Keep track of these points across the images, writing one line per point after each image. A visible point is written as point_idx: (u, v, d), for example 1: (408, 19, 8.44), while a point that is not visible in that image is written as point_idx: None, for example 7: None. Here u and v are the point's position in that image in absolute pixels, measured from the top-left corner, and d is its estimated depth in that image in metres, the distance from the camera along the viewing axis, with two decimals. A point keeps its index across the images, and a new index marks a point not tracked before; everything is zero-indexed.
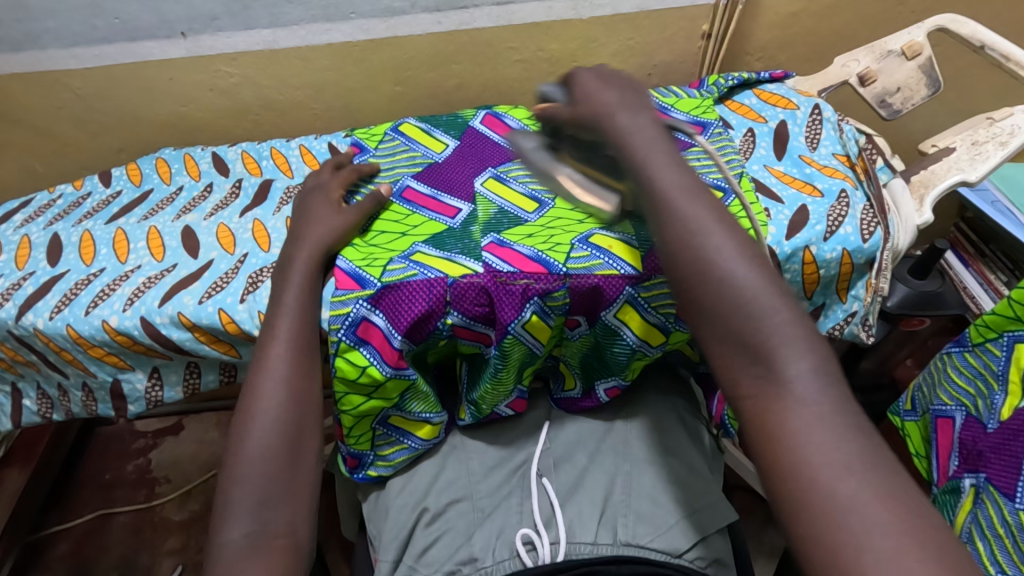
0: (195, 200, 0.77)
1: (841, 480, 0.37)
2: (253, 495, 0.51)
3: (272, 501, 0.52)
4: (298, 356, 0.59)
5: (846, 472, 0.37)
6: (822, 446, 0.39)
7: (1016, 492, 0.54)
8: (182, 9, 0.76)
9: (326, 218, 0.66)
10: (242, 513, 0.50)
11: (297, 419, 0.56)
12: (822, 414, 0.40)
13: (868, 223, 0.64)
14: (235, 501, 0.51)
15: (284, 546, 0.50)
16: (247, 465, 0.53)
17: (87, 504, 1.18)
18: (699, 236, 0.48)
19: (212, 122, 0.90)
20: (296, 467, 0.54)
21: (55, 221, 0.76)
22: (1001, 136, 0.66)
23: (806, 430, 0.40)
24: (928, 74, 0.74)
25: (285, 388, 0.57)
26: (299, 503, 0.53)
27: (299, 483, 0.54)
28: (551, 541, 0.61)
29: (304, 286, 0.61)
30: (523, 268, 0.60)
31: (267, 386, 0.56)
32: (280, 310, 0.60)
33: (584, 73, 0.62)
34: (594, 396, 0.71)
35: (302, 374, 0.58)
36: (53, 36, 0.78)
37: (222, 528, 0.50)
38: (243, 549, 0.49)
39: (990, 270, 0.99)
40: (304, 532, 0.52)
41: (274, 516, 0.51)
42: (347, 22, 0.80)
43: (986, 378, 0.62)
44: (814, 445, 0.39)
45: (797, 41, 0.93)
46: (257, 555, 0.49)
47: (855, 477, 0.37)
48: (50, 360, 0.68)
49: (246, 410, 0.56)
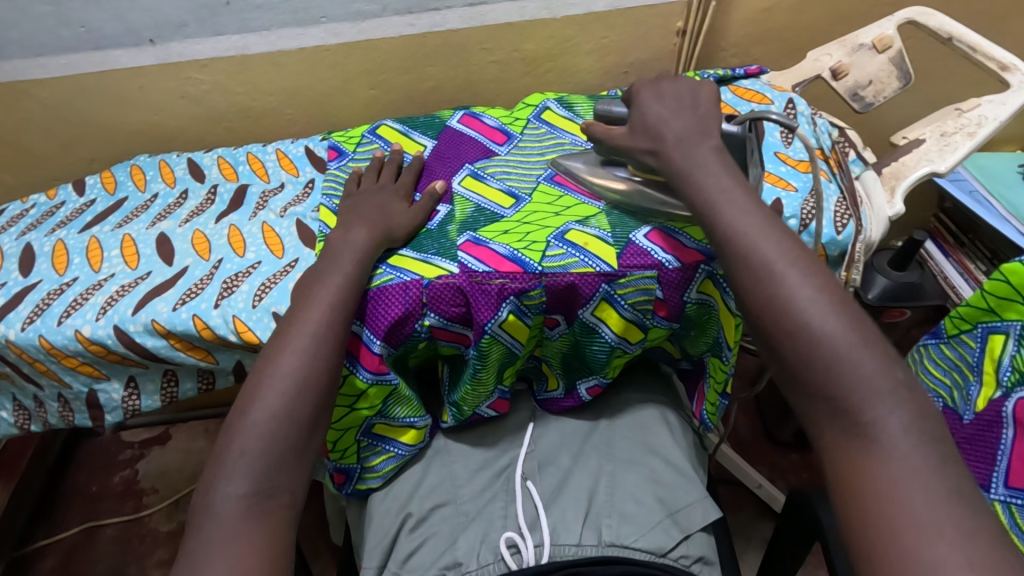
0: (170, 207, 0.76)
1: (929, 544, 0.36)
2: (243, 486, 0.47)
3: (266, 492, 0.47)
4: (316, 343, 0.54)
5: (936, 535, 0.36)
6: (905, 507, 0.38)
7: (990, 482, 0.56)
8: (149, 16, 0.76)
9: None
10: (229, 498, 0.46)
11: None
12: (912, 470, 0.39)
13: (841, 216, 0.64)
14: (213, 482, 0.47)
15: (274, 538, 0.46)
16: (240, 452, 0.48)
17: (74, 517, 1.17)
18: (801, 253, 0.50)
19: (187, 129, 0.89)
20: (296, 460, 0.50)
21: (28, 231, 0.74)
22: (969, 128, 0.66)
23: (894, 489, 0.39)
24: (899, 67, 0.75)
25: (293, 377, 0.52)
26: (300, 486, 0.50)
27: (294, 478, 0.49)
28: (535, 544, 0.60)
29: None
30: (498, 268, 0.60)
31: (275, 365, 0.53)
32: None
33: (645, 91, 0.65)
34: (575, 396, 0.71)
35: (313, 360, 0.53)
36: (17, 46, 0.77)
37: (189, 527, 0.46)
38: (232, 530, 0.45)
39: (971, 260, 0.99)
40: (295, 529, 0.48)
41: (278, 497, 0.48)
42: (318, 26, 0.80)
43: (961, 369, 0.62)
44: (895, 504, 0.38)
45: (771, 37, 0.93)
46: (235, 540, 0.44)
47: (946, 541, 0.36)
48: (24, 372, 0.67)
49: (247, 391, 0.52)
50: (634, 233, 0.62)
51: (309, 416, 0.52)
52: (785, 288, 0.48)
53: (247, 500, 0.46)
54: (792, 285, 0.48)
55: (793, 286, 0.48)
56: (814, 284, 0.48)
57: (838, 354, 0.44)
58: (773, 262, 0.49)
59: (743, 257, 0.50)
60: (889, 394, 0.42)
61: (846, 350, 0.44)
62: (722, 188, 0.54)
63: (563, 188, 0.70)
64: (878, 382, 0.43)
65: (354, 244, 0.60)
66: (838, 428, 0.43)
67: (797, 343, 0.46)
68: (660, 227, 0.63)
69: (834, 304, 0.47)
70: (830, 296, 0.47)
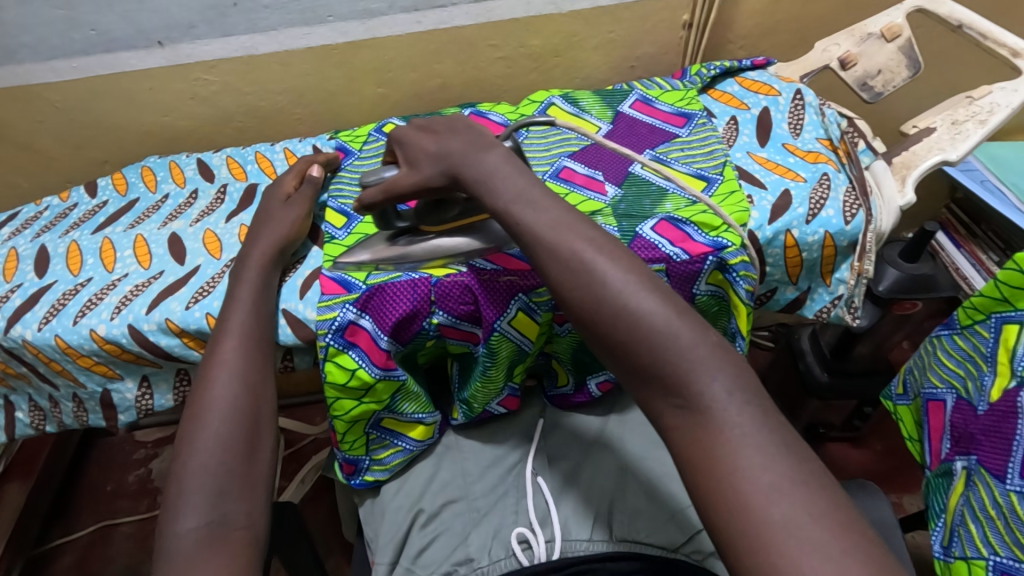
0: (182, 207, 0.76)
1: (772, 504, 0.35)
2: (212, 483, 0.48)
3: (232, 492, 0.49)
4: (250, 350, 0.57)
5: (776, 495, 0.35)
6: (749, 470, 0.37)
7: (1007, 474, 0.53)
8: (158, 18, 0.76)
9: (288, 218, 0.66)
10: (199, 506, 0.47)
11: (254, 408, 0.54)
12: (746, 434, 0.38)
13: (850, 206, 0.64)
14: (189, 490, 0.48)
15: (243, 538, 0.47)
16: (205, 455, 0.50)
17: (88, 516, 1.18)
18: None
19: (195, 131, 0.90)
20: (253, 459, 0.52)
21: (42, 233, 0.75)
22: (980, 115, 0.66)
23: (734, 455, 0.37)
24: (908, 55, 0.74)
25: (239, 379, 0.55)
26: (256, 492, 0.50)
27: (257, 476, 0.51)
28: (546, 539, 0.61)
29: (257, 282, 0.61)
30: (505, 266, 0.60)
31: (217, 379, 0.55)
32: (232, 304, 0.60)
33: (408, 135, 0.63)
34: (585, 391, 0.71)
35: (255, 368, 0.56)
36: (30, 50, 0.77)
37: (178, 519, 0.46)
38: (201, 540, 0.45)
39: (982, 251, 0.98)
40: (264, 525, 0.49)
41: (233, 507, 0.48)
42: (324, 25, 0.80)
43: (975, 360, 0.61)
44: (741, 471, 0.37)
45: (780, 28, 0.92)
46: (217, 550, 0.45)
47: (784, 500, 0.35)
48: (40, 371, 0.67)
49: (195, 401, 0.54)
50: (640, 226, 0.61)
51: (251, 418, 0.53)
52: (598, 269, 0.46)
53: (208, 516, 0.47)
54: (605, 268, 0.46)
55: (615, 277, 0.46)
56: (622, 266, 0.46)
57: (659, 330, 0.43)
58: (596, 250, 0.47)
59: (550, 245, 0.48)
60: (711, 358, 0.42)
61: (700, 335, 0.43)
62: (525, 183, 0.53)
63: (569, 183, 0.67)
64: (695, 351, 0.42)
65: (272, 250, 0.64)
66: (674, 403, 0.41)
67: (624, 324, 0.44)
68: (667, 218, 0.61)
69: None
70: (662, 284, 0.46)
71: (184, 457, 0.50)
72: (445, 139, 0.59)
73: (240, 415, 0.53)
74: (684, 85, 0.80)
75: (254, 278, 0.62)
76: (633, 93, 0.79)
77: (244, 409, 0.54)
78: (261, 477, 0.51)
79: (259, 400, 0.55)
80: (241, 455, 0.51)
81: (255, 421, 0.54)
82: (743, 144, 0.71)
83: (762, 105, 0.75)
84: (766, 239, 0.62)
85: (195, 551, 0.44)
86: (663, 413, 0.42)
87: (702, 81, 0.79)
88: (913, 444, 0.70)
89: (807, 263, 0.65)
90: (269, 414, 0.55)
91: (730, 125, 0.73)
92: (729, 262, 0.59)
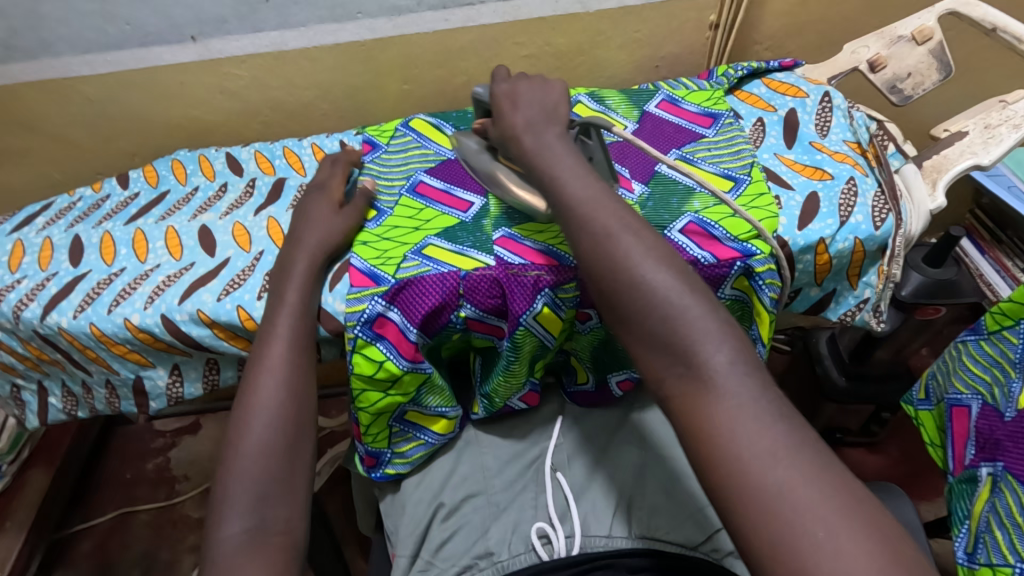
0: (210, 200, 0.77)
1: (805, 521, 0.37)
2: (253, 491, 0.50)
3: (272, 498, 0.50)
4: (298, 356, 0.58)
5: None
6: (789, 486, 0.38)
7: None
8: (192, 13, 0.78)
9: (321, 216, 0.67)
10: (242, 510, 0.49)
11: (297, 415, 0.55)
12: None
13: (880, 210, 0.64)
14: (233, 497, 0.49)
15: (281, 545, 0.48)
16: (247, 462, 0.51)
17: (109, 502, 1.21)
18: None
19: (224, 125, 0.91)
20: (293, 467, 0.53)
21: (76, 223, 0.76)
22: (1014, 120, 0.66)
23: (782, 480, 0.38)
24: (939, 58, 0.74)
25: (284, 384, 0.56)
26: (297, 497, 0.52)
27: (296, 482, 0.52)
28: (565, 534, 0.61)
29: (306, 281, 0.62)
30: (534, 261, 0.61)
31: (263, 384, 0.56)
32: (278, 307, 0.60)
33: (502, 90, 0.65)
34: (606, 390, 0.71)
35: (300, 373, 0.57)
36: (66, 44, 0.79)
37: (223, 525, 0.48)
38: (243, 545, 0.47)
39: (1008, 258, 0.97)
40: (301, 532, 0.51)
41: (273, 513, 0.50)
42: (353, 22, 0.81)
43: (1003, 366, 0.61)
44: (781, 483, 0.38)
45: (807, 29, 0.92)
46: (257, 553, 0.47)
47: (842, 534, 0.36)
48: (74, 359, 0.69)
49: (245, 400, 0.55)
50: (669, 227, 0.61)
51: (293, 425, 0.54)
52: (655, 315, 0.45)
53: (250, 524, 0.48)
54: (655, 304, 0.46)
55: (626, 243, 0.50)
56: None
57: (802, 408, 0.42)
58: (606, 214, 0.52)
59: None
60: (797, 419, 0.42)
61: (677, 296, 0.46)
62: (571, 160, 0.57)
63: None
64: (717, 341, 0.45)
65: (307, 247, 0.64)
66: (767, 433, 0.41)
67: None
68: (696, 221, 0.62)
69: (603, 194, 0.54)
70: (663, 251, 0.50)
71: (229, 464, 0.52)
72: (526, 111, 0.61)
73: (283, 421, 0.54)
74: (711, 85, 0.80)
75: (304, 278, 0.62)
76: (659, 93, 0.79)
77: (287, 415, 0.55)
78: (300, 484, 0.53)
79: (296, 403, 0.56)
80: (282, 463, 0.52)
81: (299, 428, 0.55)
82: (771, 145, 0.71)
83: (789, 107, 0.75)
84: (797, 246, 0.62)
85: (236, 556, 0.46)
86: (665, 381, 0.45)
87: (729, 82, 0.79)
88: (935, 450, 0.69)
89: (835, 267, 0.64)
90: (310, 419, 0.56)
91: (757, 127, 0.73)
92: (757, 269, 0.60)
